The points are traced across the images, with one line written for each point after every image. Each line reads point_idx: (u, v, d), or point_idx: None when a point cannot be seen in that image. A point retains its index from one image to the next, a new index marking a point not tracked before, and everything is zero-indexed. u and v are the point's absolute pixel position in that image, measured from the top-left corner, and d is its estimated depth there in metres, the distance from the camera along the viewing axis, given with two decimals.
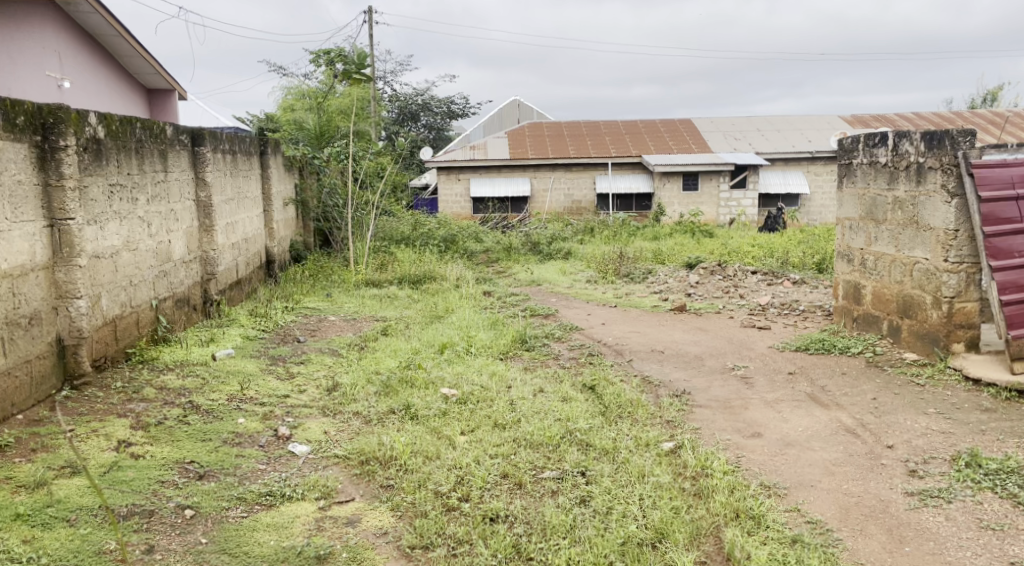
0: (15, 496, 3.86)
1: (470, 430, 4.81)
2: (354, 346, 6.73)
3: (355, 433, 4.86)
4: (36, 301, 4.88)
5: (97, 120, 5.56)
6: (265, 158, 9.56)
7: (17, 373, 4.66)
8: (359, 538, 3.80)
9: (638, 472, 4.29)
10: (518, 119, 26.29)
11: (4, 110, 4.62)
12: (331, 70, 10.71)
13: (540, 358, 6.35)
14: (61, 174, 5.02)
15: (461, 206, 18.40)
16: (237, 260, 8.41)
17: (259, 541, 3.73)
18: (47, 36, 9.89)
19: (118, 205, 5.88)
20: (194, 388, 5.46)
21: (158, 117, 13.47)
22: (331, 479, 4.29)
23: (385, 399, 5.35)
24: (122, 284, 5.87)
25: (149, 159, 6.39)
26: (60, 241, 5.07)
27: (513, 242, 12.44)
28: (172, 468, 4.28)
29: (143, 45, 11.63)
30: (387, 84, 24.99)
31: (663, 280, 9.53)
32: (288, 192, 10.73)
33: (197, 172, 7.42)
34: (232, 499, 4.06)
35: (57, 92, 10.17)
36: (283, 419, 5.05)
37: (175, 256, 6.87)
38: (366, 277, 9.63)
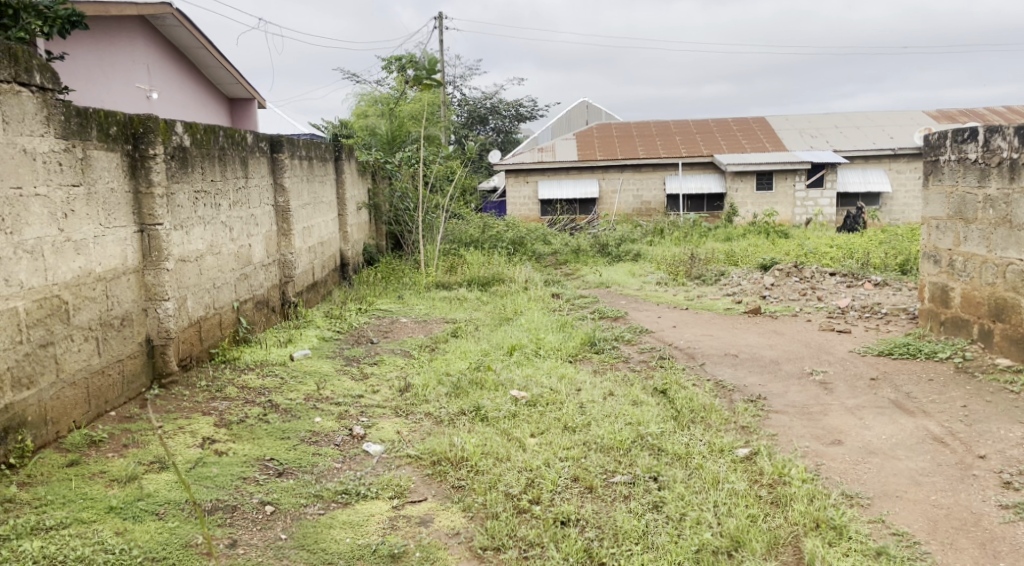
0: (110, 490, 4.02)
1: (540, 433, 4.82)
2: (425, 348, 6.81)
3: (427, 433, 4.92)
4: (128, 303, 5.09)
5: (183, 128, 5.74)
6: (340, 163, 9.77)
7: (110, 371, 4.87)
8: (431, 538, 3.85)
9: (713, 478, 4.23)
10: (588, 119, 26.26)
11: (99, 122, 4.81)
12: (403, 75, 10.88)
13: (610, 361, 6.32)
14: (150, 181, 5.22)
15: (529, 208, 18.51)
16: (313, 263, 8.62)
17: (335, 538, 3.82)
18: (139, 49, 10.32)
19: (203, 211, 6.08)
20: (274, 388, 5.62)
21: (241, 125, 13.89)
22: (403, 478, 4.35)
23: (456, 400, 5.40)
24: (206, 286, 6.08)
25: (230, 165, 6.59)
26: (150, 246, 5.28)
27: (582, 244, 12.41)
28: (253, 465, 4.41)
29: (225, 56, 12.03)
30: (456, 89, 25.30)
31: (737, 282, 9.38)
32: (361, 196, 10.94)
33: (276, 178, 7.62)
34: (311, 495, 4.16)
35: (146, 103, 10.59)
36: (358, 419, 5.15)
37: (255, 260, 7.06)
38: (436, 279, 9.76)
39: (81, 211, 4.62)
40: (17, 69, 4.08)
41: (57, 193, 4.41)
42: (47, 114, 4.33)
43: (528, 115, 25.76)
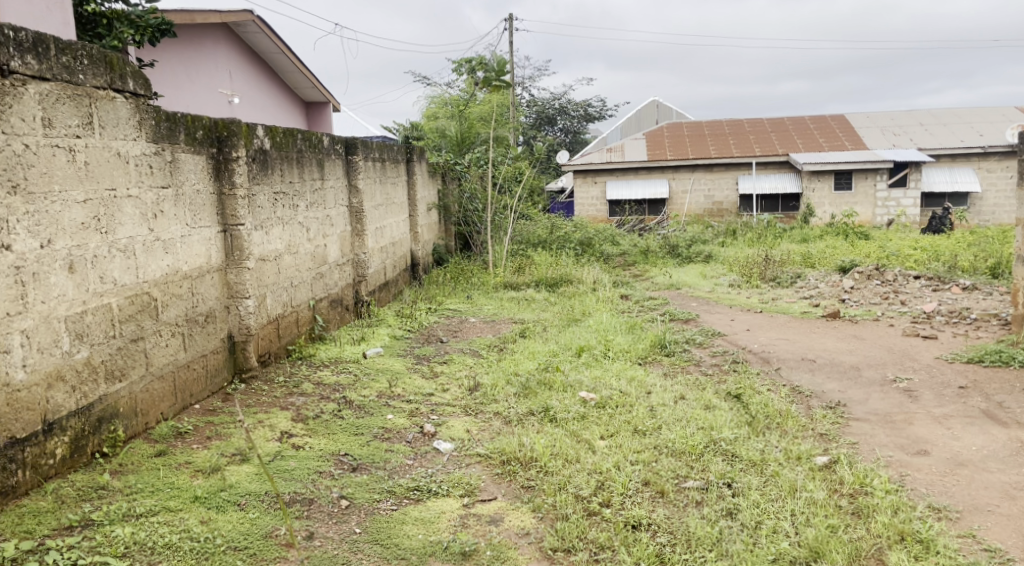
0: (195, 479, 4.13)
1: (609, 435, 4.81)
2: (494, 348, 6.86)
3: (496, 433, 4.96)
4: (211, 300, 5.27)
5: (263, 132, 5.89)
6: (411, 165, 9.91)
7: (195, 366, 5.05)
8: (502, 537, 3.87)
9: (789, 486, 4.15)
10: (658, 119, 26.01)
11: (186, 126, 4.98)
12: (473, 77, 10.97)
13: (681, 364, 6.25)
14: (233, 183, 5.40)
15: (598, 209, 18.51)
16: (385, 263, 8.77)
17: (408, 534, 3.86)
18: (221, 55, 10.65)
19: (282, 211, 6.24)
20: (347, 384, 5.75)
21: (316, 127, 14.21)
22: (473, 477, 4.39)
23: (524, 400, 5.43)
24: (284, 285, 6.25)
25: (308, 167, 6.76)
26: (232, 245, 5.46)
27: (651, 245, 12.30)
28: (329, 459, 4.52)
29: (303, 60, 12.32)
30: (525, 89, 25.40)
31: (814, 285, 9.17)
32: (431, 197, 11.07)
33: (350, 180, 7.78)
34: (384, 491, 4.23)
35: (227, 107, 10.93)
36: (428, 417, 5.23)
37: (330, 260, 7.23)
38: (504, 280, 9.81)
39: (169, 212, 4.80)
40: (112, 75, 4.21)
41: (148, 194, 4.57)
42: (139, 118, 4.47)
43: (597, 115, 25.67)
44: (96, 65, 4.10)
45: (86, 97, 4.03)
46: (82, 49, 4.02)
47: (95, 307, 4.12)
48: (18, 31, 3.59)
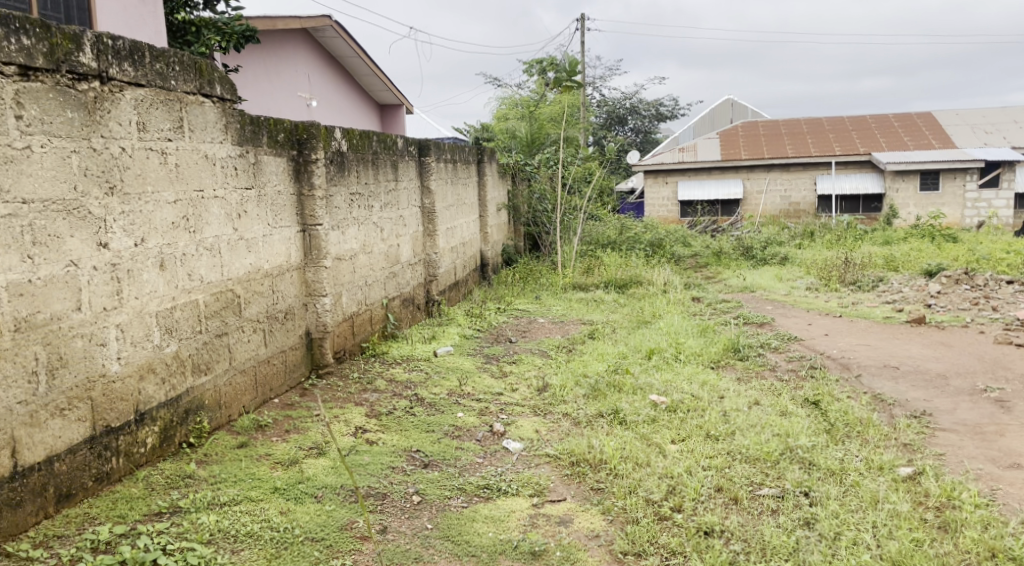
0: (275, 471, 4.26)
1: (681, 439, 4.78)
2: (562, 349, 6.87)
3: (565, 433, 4.98)
4: (291, 297, 5.45)
5: (341, 134, 6.04)
6: (482, 166, 10.00)
7: (275, 361, 5.23)
8: (572, 538, 3.84)
9: (871, 497, 4.06)
10: (733, 118, 25.62)
11: (269, 130, 5.15)
12: (544, 78, 10.99)
13: (755, 368, 6.16)
14: (311, 184, 5.55)
15: (669, 209, 18.40)
16: (455, 263, 8.88)
17: (478, 532, 3.86)
18: (300, 60, 10.94)
19: (357, 212, 6.39)
20: (419, 382, 5.86)
21: (390, 129, 14.47)
22: (543, 477, 4.41)
23: (594, 402, 5.44)
24: (359, 283, 6.41)
25: (383, 169, 6.90)
26: (310, 245, 5.63)
27: (724, 246, 12.12)
28: (401, 455, 4.61)
29: (377, 64, 12.56)
30: (596, 89, 25.34)
31: (897, 289, 8.92)
32: (501, 198, 11.16)
33: (423, 181, 7.89)
34: (454, 488, 4.27)
35: (305, 110, 11.22)
36: (497, 416, 5.28)
37: (403, 259, 7.36)
38: (573, 281, 9.82)
39: (253, 212, 4.97)
40: (201, 81, 4.38)
41: (232, 195, 4.75)
42: (225, 122, 4.65)
43: (669, 114, 25.43)
44: (186, 71, 4.27)
45: (176, 102, 4.20)
46: (174, 56, 4.19)
47: (184, 304, 4.29)
48: (116, 39, 3.74)
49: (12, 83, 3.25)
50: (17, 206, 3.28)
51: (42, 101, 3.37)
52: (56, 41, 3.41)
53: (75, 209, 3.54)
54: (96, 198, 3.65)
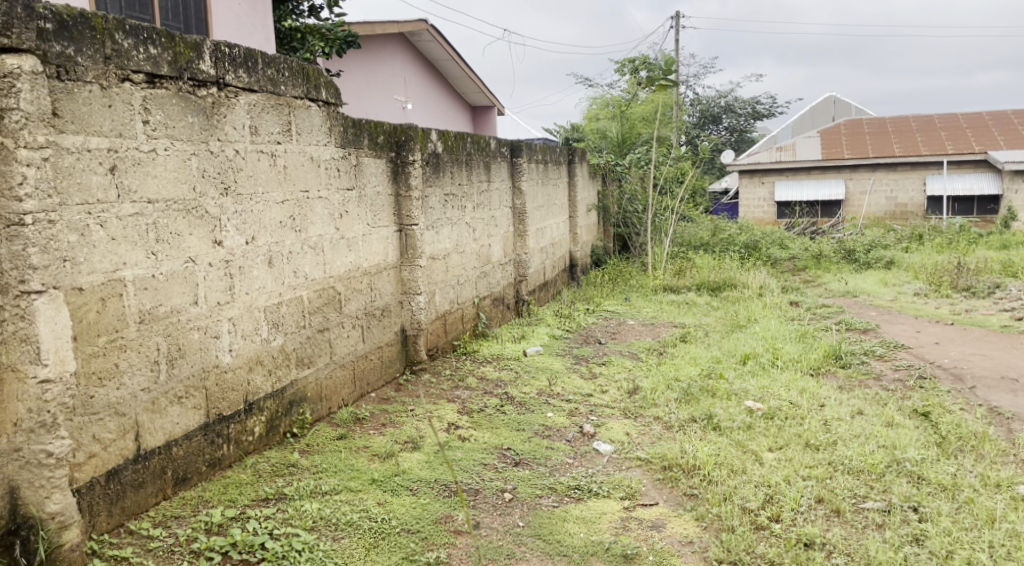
0: (372, 463, 4.39)
1: (778, 448, 4.70)
2: (653, 352, 6.82)
3: (657, 437, 4.96)
4: (387, 295, 5.61)
5: (437, 136, 6.17)
6: (573, 166, 10.03)
7: (372, 356, 5.40)
8: (664, 543, 3.79)
9: (987, 516, 3.91)
10: (835, 115, 24.88)
11: (370, 132, 5.30)
12: (636, 77, 10.92)
13: (858, 377, 5.98)
14: (408, 185, 5.69)
15: (765, 210, 18.07)
16: (545, 263, 8.95)
17: (569, 532, 3.84)
18: (397, 63, 11.19)
19: (451, 212, 6.51)
20: (509, 380, 5.94)
21: (481, 130, 14.64)
22: (634, 480, 4.39)
23: (686, 406, 5.38)
24: (452, 282, 6.53)
25: (476, 170, 7.01)
26: (407, 244, 5.77)
27: (824, 249, 11.78)
28: (493, 453, 4.67)
29: (470, 66, 12.74)
30: (689, 88, 25.03)
31: (1016, 297, 8.50)
32: (591, 199, 11.17)
33: (514, 182, 7.96)
34: (545, 488, 4.28)
35: (401, 113, 11.48)
36: (587, 417, 5.30)
37: (494, 259, 7.46)
38: (664, 283, 9.74)
39: (353, 212, 5.14)
40: (308, 86, 4.56)
41: (335, 196, 4.92)
42: (330, 125, 4.82)
43: (765, 113, 24.88)
44: (295, 76, 4.45)
45: (285, 106, 4.38)
46: (284, 62, 4.38)
47: (290, 300, 4.48)
48: (232, 47, 3.94)
49: (141, 90, 3.43)
50: (143, 206, 3.46)
51: (166, 107, 3.55)
52: (180, 50, 3.60)
53: (193, 209, 3.74)
54: (213, 198, 3.85)
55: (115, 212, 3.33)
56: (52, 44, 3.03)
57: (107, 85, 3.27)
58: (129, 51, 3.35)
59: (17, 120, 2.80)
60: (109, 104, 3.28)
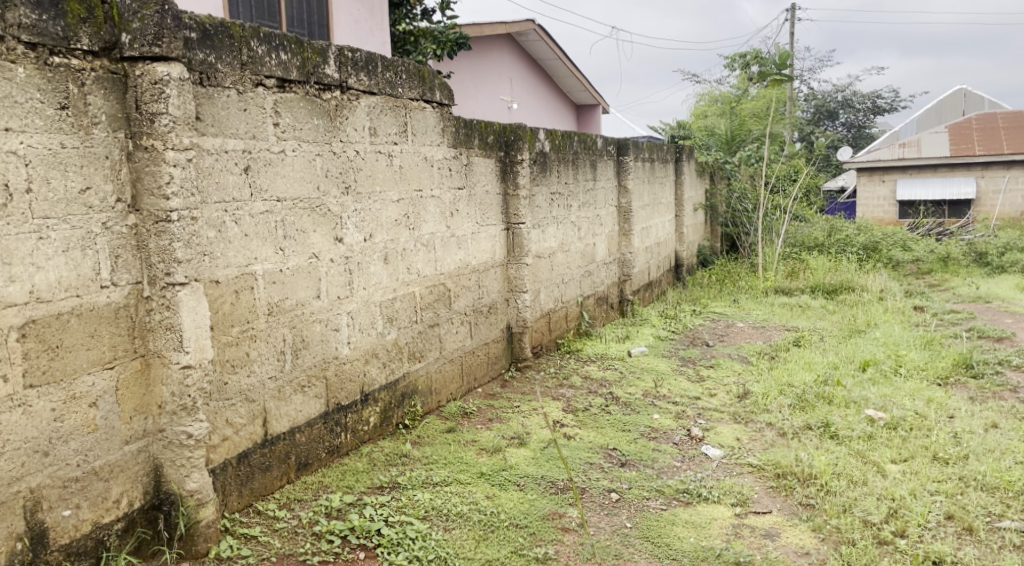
0: (481, 457, 4.47)
1: (902, 460, 4.53)
2: (764, 356, 6.68)
3: (769, 443, 4.86)
4: (494, 292, 5.70)
5: (544, 135, 6.22)
6: (680, 164, 9.90)
7: (478, 352, 5.51)
8: (779, 552, 3.71)
9: None
10: (965, 110, 23.62)
11: (480, 132, 5.40)
12: (747, 72, 10.69)
13: (992, 388, 5.67)
14: (517, 184, 5.76)
15: (885, 210, 17.37)
16: (649, 263, 8.89)
17: (679, 536, 3.81)
18: (503, 64, 11.33)
19: (557, 211, 6.55)
20: (614, 380, 5.93)
21: (585, 128, 14.64)
22: (746, 487, 4.31)
23: (800, 413, 5.25)
24: (556, 281, 6.58)
25: (582, 169, 7.03)
26: (514, 242, 5.85)
27: (952, 251, 11.22)
28: (599, 452, 4.69)
29: (576, 65, 12.76)
30: (805, 83, 24.26)
31: None
32: (698, 197, 11.01)
33: (620, 180, 7.94)
34: (653, 490, 4.27)
35: (507, 113, 11.60)
36: (695, 420, 5.24)
37: (598, 258, 7.47)
38: (776, 285, 9.51)
39: (464, 210, 5.25)
40: (424, 87, 4.68)
41: (447, 194, 5.04)
42: (443, 126, 4.94)
43: (886, 108, 23.89)
44: (412, 78, 4.58)
45: (403, 108, 4.52)
46: (402, 65, 4.51)
47: (403, 295, 4.62)
48: (355, 51, 4.10)
49: (273, 94, 3.61)
50: (273, 204, 3.65)
51: (295, 109, 3.73)
52: (307, 56, 3.78)
53: (317, 207, 3.92)
54: (335, 197, 4.02)
55: (248, 209, 3.52)
56: (196, 52, 3.22)
57: (243, 90, 3.46)
58: (263, 57, 3.54)
59: (167, 124, 2.98)
60: (244, 108, 3.48)
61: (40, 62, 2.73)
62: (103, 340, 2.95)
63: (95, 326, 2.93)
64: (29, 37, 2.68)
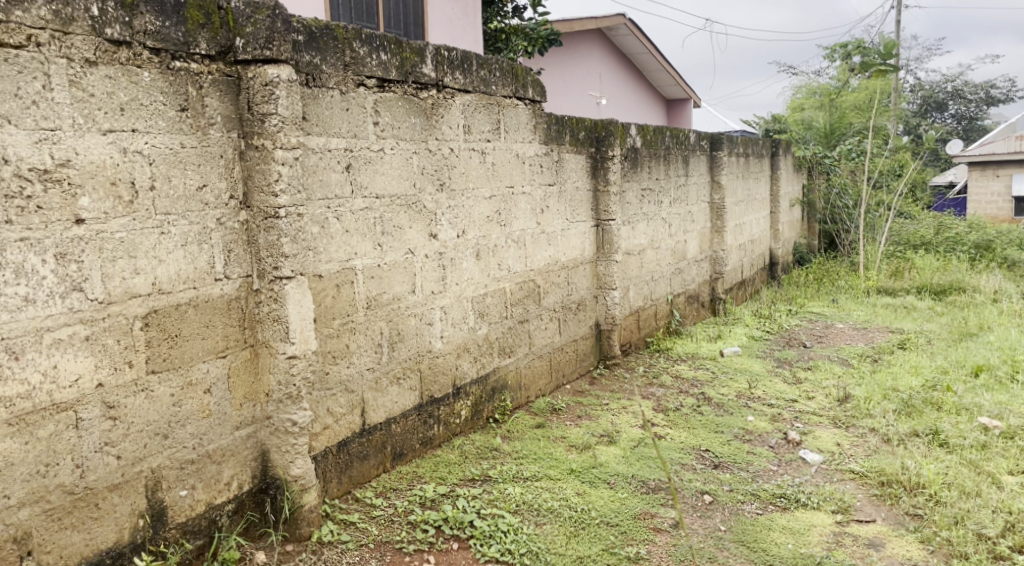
0: (570, 453, 4.49)
1: (1020, 472, 4.32)
2: (866, 358, 6.47)
3: (872, 450, 4.71)
4: (583, 289, 5.71)
5: (635, 131, 6.17)
6: (776, 159, 9.67)
7: (567, 349, 5.53)
8: (884, 563, 3.60)
9: None
10: None
11: (571, 129, 5.41)
12: (848, 62, 10.35)
13: None
14: (607, 180, 5.74)
15: (998, 206, 16.57)
16: (743, 261, 8.72)
17: (777, 542, 3.74)
18: (593, 59, 11.29)
19: (648, 207, 6.51)
20: (706, 381, 5.85)
21: (675, 123, 14.45)
22: (848, 494, 4.19)
23: (906, 419, 5.06)
24: (646, 278, 6.53)
25: (674, 165, 6.95)
26: (604, 239, 5.83)
27: None
28: (691, 453, 4.64)
29: (667, 59, 12.60)
30: (911, 73, 23.29)
31: None
32: (795, 193, 10.74)
33: (713, 176, 7.81)
34: (749, 494, 4.19)
35: (596, 108, 11.58)
36: (792, 424, 5.13)
37: (689, 255, 7.38)
38: (879, 285, 9.19)
39: (554, 207, 5.28)
40: (517, 85, 4.72)
41: (538, 191, 5.08)
42: (535, 123, 4.97)
43: (1001, 98, 22.71)
44: (505, 76, 4.62)
45: (496, 105, 4.57)
46: (496, 62, 4.55)
47: (494, 291, 4.68)
48: (451, 50, 4.16)
49: (373, 94, 3.71)
50: (372, 201, 3.75)
51: (394, 109, 3.82)
52: (406, 55, 3.86)
53: (414, 204, 4.00)
54: (430, 194, 4.11)
55: (349, 207, 3.63)
56: (303, 54, 3.34)
57: (345, 90, 3.57)
58: (364, 58, 3.64)
59: (276, 124, 3.10)
60: (347, 108, 3.59)
61: (164, 66, 2.89)
62: (217, 331, 3.10)
63: (209, 317, 3.08)
64: (153, 43, 2.84)
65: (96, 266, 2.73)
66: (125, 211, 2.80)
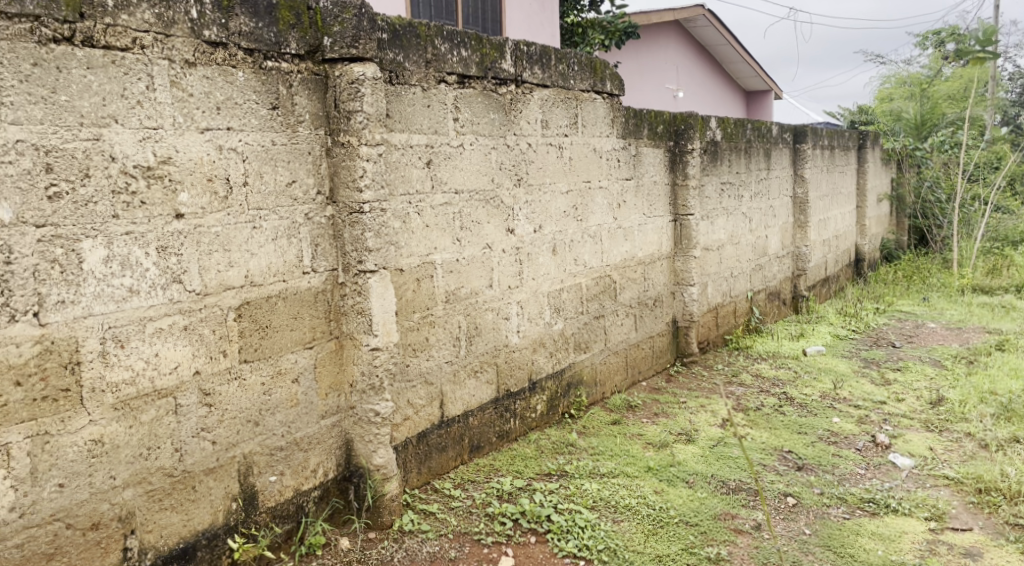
0: (648, 451, 4.47)
1: None
2: (960, 360, 6.22)
3: (967, 455, 4.54)
4: (660, 286, 5.66)
5: (716, 124, 6.07)
6: (863, 152, 9.38)
7: (643, 345, 5.49)
8: None
9: None
10: None
11: (650, 123, 5.36)
12: (942, 49, 9.94)
13: None
14: (686, 174, 5.66)
15: None
16: (827, 257, 8.50)
17: (866, 548, 3.64)
18: (670, 51, 11.15)
19: (728, 201, 6.40)
20: (788, 380, 5.72)
21: (755, 115, 14.16)
22: (942, 501, 4.05)
23: (1005, 424, 4.85)
24: (726, 274, 6.43)
25: (755, 158, 6.81)
26: (681, 234, 5.76)
27: None
28: (773, 454, 4.55)
29: (747, 50, 12.34)
30: (1010, 60, 22.23)
31: None
32: (882, 187, 10.39)
33: (796, 169, 7.62)
34: (835, 497, 4.09)
35: (673, 101, 11.44)
36: (880, 426, 4.98)
37: (771, 251, 7.23)
38: (974, 283, 8.83)
39: (631, 202, 5.24)
40: (595, 79, 4.70)
41: (616, 186, 5.05)
42: (613, 117, 4.95)
43: None
44: (584, 70, 4.61)
45: (574, 99, 4.57)
46: (574, 56, 4.54)
47: (570, 286, 4.68)
48: (530, 45, 4.17)
49: (454, 90, 3.76)
50: (452, 196, 3.80)
51: (473, 105, 3.86)
52: (486, 52, 3.89)
53: (492, 199, 4.04)
54: (508, 189, 4.14)
55: (429, 202, 3.68)
56: (387, 52, 3.41)
57: (427, 87, 3.62)
58: (445, 55, 3.68)
59: (361, 121, 3.17)
60: (428, 104, 3.64)
61: (256, 66, 2.98)
62: (304, 322, 3.20)
63: (297, 309, 3.17)
64: (247, 44, 2.94)
65: (193, 258, 2.85)
66: (220, 206, 2.91)
